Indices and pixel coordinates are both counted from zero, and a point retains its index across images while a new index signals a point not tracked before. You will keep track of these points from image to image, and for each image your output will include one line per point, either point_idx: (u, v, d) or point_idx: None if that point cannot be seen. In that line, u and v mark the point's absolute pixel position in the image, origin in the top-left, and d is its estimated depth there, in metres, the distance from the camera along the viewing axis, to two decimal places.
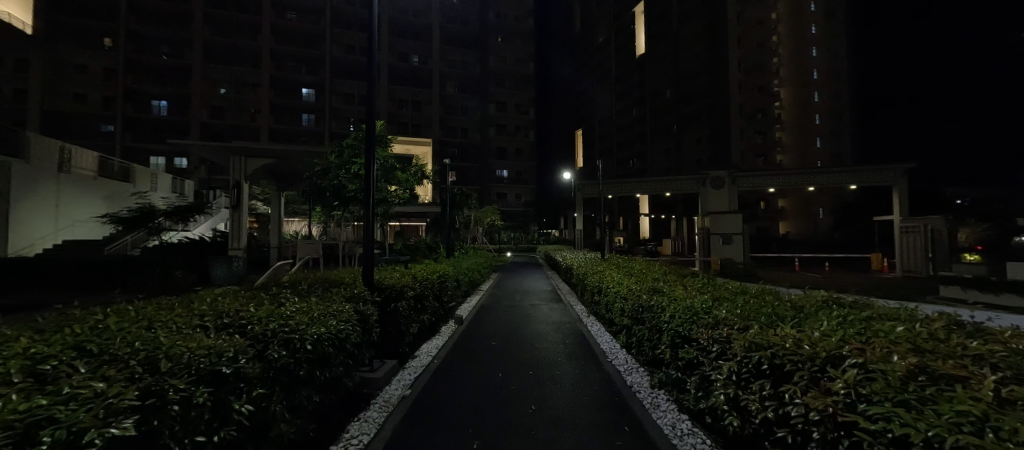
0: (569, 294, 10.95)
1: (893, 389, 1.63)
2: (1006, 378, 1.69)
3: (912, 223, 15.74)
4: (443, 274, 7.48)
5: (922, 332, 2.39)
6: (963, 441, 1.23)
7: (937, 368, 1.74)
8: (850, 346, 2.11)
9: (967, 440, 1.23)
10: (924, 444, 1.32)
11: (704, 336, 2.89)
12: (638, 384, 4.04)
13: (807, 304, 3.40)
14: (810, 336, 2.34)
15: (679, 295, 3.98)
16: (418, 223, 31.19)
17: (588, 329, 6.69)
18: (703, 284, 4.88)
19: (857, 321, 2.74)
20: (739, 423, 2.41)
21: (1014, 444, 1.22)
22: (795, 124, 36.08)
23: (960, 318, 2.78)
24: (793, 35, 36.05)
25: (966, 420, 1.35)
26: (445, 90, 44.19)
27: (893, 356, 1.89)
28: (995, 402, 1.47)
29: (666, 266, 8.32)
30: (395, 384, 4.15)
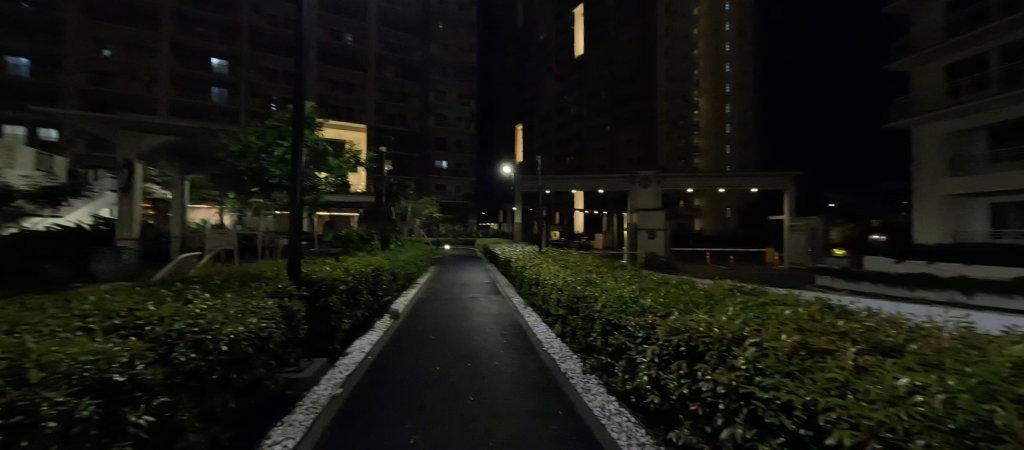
0: (507, 286, 11.13)
1: (782, 362, 1.93)
2: (860, 350, 2.08)
3: (799, 222, 18.42)
4: (380, 266, 7.18)
5: (802, 314, 2.85)
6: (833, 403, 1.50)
7: (814, 344, 2.09)
8: (747, 327, 2.45)
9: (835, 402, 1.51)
10: (804, 406, 1.60)
11: (632, 322, 3.11)
12: (571, 371, 4.26)
13: (716, 292, 3.84)
14: (718, 320, 2.66)
15: (611, 286, 4.25)
16: (351, 213, 29.34)
17: (526, 320, 6.85)
18: (631, 275, 5.27)
19: (755, 306, 3.16)
20: (658, 400, 2.69)
21: (870, 403, 1.49)
22: (710, 131, 40.38)
23: (831, 300, 3.34)
24: (710, 51, 40.46)
25: (836, 387, 1.64)
26: (382, 74, 41.92)
27: (781, 335, 2.23)
28: (853, 369, 1.81)
29: (598, 258, 8.82)
30: (325, 383, 3.90)
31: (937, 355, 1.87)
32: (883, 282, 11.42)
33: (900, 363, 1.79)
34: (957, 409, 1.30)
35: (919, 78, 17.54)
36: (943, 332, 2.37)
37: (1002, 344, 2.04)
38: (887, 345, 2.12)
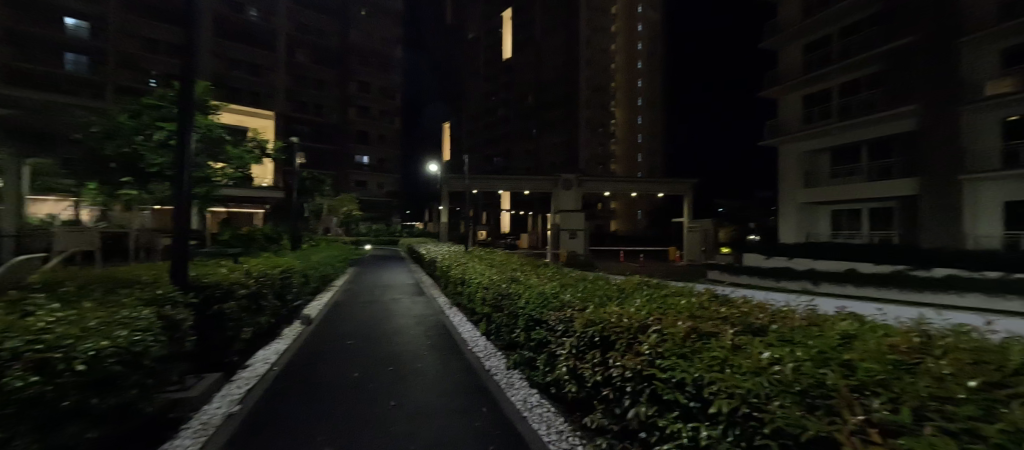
0: (432, 287, 10.86)
1: (680, 345, 2.20)
2: (737, 331, 2.46)
3: (695, 224, 20.99)
4: (290, 268, 6.51)
5: (694, 303, 3.27)
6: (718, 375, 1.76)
7: (702, 328, 2.42)
8: (650, 316, 2.75)
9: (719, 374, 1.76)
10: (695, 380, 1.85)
11: (552, 317, 3.28)
12: (495, 367, 4.32)
13: (627, 286, 4.21)
14: (628, 311, 2.93)
15: (534, 284, 4.41)
16: (254, 209, 26.15)
17: (451, 320, 6.77)
18: (553, 273, 5.52)
19: (658, 298, 3.53)
20: (575, 388, 2.87)
21: (746, 376, 1.78)
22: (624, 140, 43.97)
23: (715, 290, 3.89)
24: (625, 66, 44.14)
25: (720, 364, 1.93)
26: (294, 57, 38.09)
27: (677, 322, 2.54)
28: (732, 348, 2.13)
29: (523, 257, 9.04)
30: (218, 401, 3.43)
31: (788, 333, 2.31)
32: (756, 274, 13.82)
33: (762, 340, 2.18)
34: (801, 375, 1.66)
35: (784, 105, 21.15)
36: (793, 313, 2.92)
37: (832, 322, 2.58)
38: (757, 326, 2.53)
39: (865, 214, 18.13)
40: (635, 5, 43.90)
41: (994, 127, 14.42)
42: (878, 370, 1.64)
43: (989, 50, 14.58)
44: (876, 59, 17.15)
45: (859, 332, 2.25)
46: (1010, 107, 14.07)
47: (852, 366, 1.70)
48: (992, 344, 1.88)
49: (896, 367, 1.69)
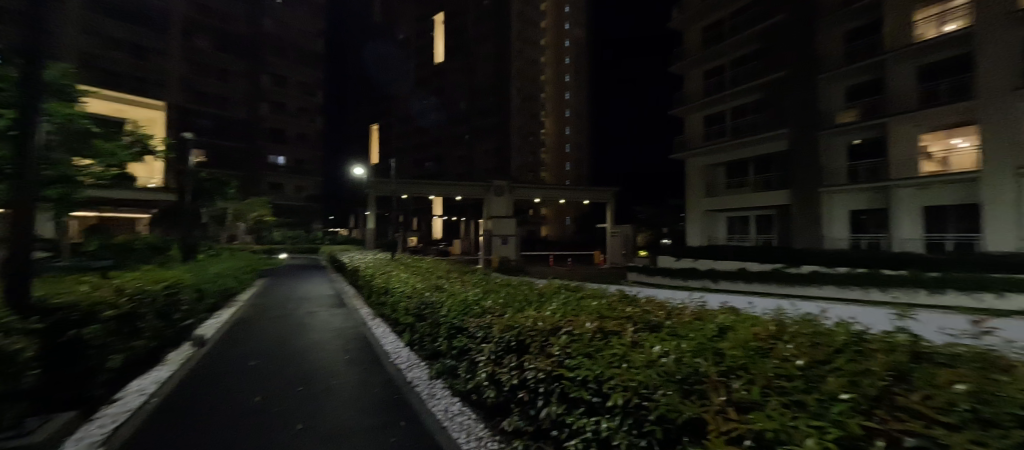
0: (355, 297, 10.21)
1: (586, 345, 2.36)
2: (639, 328, 2.70)
3: (617, 229, 22.51)
4: (178, 282, 5.67)
5: (605, 303, 3.52)
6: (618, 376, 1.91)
7: (607, 327, 2.62)
8: (563, 319, 2.90)
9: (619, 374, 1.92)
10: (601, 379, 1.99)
11: (472, 324, 3.29)
12: (417, 378, 4.19)
13: (547, 290, 4.39)
14: (544, 315, 3.05)
15: (458, 291, 4.38)
16: (136, 214, 22.38)
17: (373, 331, 6.42)
18: (478, 279, 5.52)
19: (574, 300, 3.72)
20: (494, 393, 2.90)
21: (640, 370, 1.97)
22: (553, 149, 45.90)
23: (623, 291, 4.23)
24: (554, 79, 46.28)
25: (621, 360, 2.11)
26: (193, 42, 33.65)
27: (587, 323, 2.71)
28: (630, 343, 2.34)
29: (449, 264, 8.92)
30: (72, 445, 2.85)
31: (678, 328, 2.60)
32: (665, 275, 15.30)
33: (657, 335, 2.43)
34: (682, 366, 1.90)
35: (689, 123, 23.79)
36: (683, 308, 3.30)
37: (714, 315, 2.95)
38: (655, 321, 2.81)
39: (753, 220, 20.98)
40: (563, 22, 46.40)
41: (841, 150, 17.72)
42: (741, 357, 1.93)
43: (837, 86, 17.98)
44: (758, 88, 20.12)
45: (731, 324, 2.62)
46: (851, 134, 17.44)
47: (721, 355, 1.97)
48: (823, 329, 2.31)
49: (754, 352, 2.00)
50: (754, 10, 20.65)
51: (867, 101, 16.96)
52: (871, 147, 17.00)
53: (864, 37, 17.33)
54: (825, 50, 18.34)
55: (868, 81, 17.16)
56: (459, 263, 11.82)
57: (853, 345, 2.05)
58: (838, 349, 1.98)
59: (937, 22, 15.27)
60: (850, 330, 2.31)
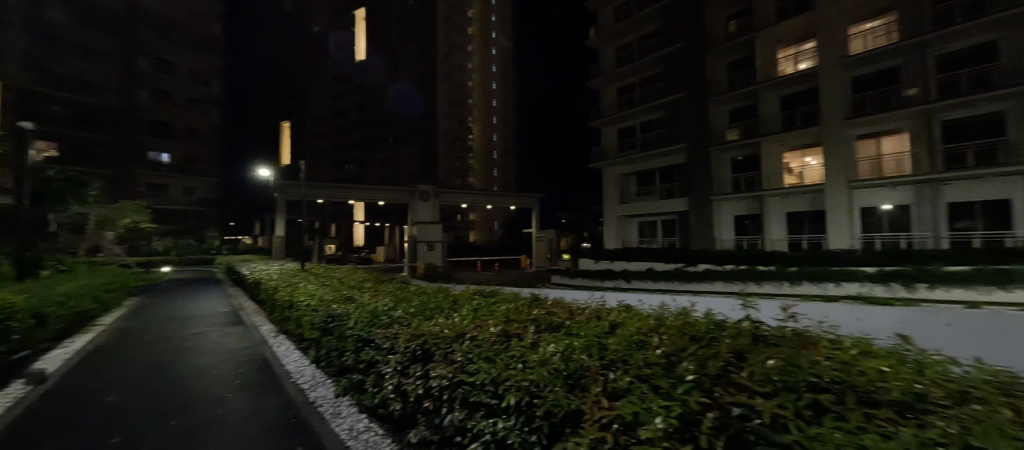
0: (255, 313, 9.15)
1: (488, 349, 2.46)
2: (540, 329, 2.87)
3: (543, 234, 23.22)
4: (6, 305, 4.60)
5: (515, 307, 3.67)
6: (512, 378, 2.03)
7: (510, 330, 2.74)
8: (471, 324, 2.98)
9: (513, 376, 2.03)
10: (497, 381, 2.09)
11: (380, 335, 3.20)
12: (321, 397, 3.90)
13: (462, 296, 4.44)
14: (452, 322, 3.09)
15: (368, 302, 4.21)
16: None
17: (274, 350, 5.82)
18: (392, 288, 5.36)
19: (486, 305, 3.81)
20: (400, 405, 2.83)
21: (532, 368, 2.11)
22: (481, 155, 46.31)
23: (536, 293, 4.46)
24: (481, 85, 46.89)
25: (517, 361, 2.23)
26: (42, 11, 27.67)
27: (492, 328, 2.81)
28: (528, 344, 2.49)
29: (364, 272, 8.51)
30: None
31: (574, 326, 2.82)
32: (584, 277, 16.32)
33: (556, 335, 2.62)
34: (568, 363, 2.08)
35: (605, 135, 25.83)
36: (586, 308, 3.59)
37: (607, 313, 3.25)
38: (555, 322, 3.01)
39: (661, 224, 23.21)
40: (489, 31, 47.29)
41: (727, 163, 20.57)
42: (621, 349, 2.18)
43: (723, 108, 20.89)
44: (662, 107, 22.55)
45: (621, 320, 2.93)
46: (735, 151, 20.33)
47: (601, 350, 2.20)
48: (686, 320, 2.71)
49: (630, 345, 2.27)
50: (657, 38, 23.31)
51: (745, 123, 19.95)
52: (749, 162, 19.99)
53: (742, 69, 20.47)
54: (713, 77, 21.30)
55: (745, 106, 20.23)
56: (376, 271, 11.29)
57: (710, 333, 2.44)
58: (698, 337, 2.35)
59: (793, 60, 18.51)
60: (712, 320, 2.75)
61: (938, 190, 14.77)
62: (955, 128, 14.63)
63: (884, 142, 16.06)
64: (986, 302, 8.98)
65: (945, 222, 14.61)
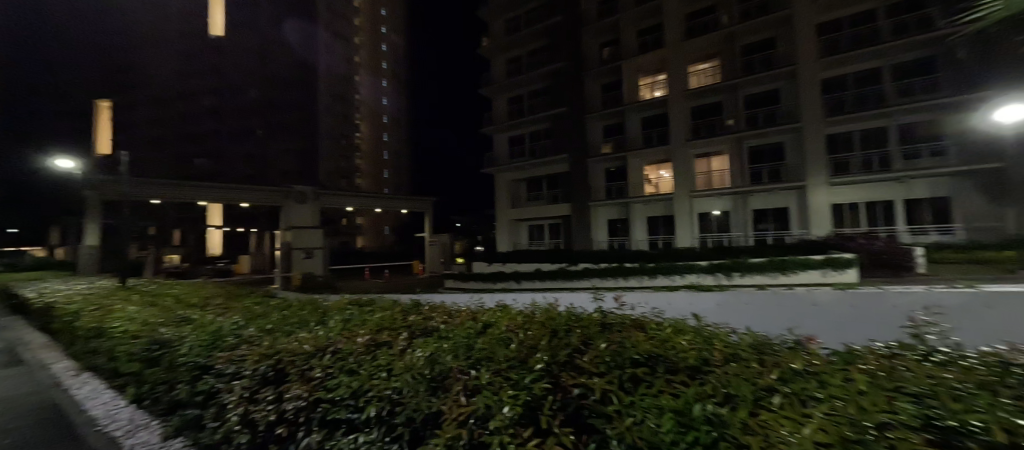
0: (43, 349, 6.93)
1: (352, 361, 2.35)
2: (414, 336, 2.85)
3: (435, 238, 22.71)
4: None
5: (391, 316, 3.58)
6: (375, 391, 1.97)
7: (380, 340, 2.66)
8: (339, 337, 2.82)
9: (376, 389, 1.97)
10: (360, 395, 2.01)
11: (223, 360, 2.77)
12: (142, 446, 3.15)
13: (333, 311, 4.17)
14: (316, 337, 2.86)
15: (214, 324, 3.62)
16: None
17: (72, 394, 4.48)
18: (251, 307, 4.75)
19: (360, 317, 3.66)
20: (247, 439, 2.47)
21: (397, 374, 2.08)
22: (370, 155, 43.42)
23: (419, 300, 4.43)
24: (370, 81, 44.12)
25: (382, 371, 2.18)
26: None
27: (359, 339, 2.69)
28: (399, 352, 2.44)
29: (213, 287, 7.28)
30: None
31: (446, 330, 2.89)
32: (473, 279, 16.78)
33: (427, 339, 2.64)
34: (431, 364, 2.12)
35: (498, 142, 26.81)
36: (465, 310, 3.71)
37: (482, 314, 3.43)
38: (429, 327, 3.02)
39: (547, 227, 25.03)
40: (379, 25, 44.94)
41: (602, 173, 23.26)
42: (486, 347, 2.31)
43: (597, 124, 23.60)
44: (548, 119, 24.45)
45: (495, 320, 3.11)
46: (608, 163, 23.14)
47: (467, 351, 2.30)
48: (548, 317, 3.04)
49: (494, 342, 2.42)
50: (544, 54, 25.20)
51: (616, 138, 22.87)
52: (619, 173, 22.94)
53: (613, 91, 23.44)
54: (591, 96, 23.93)
55: (615, 124, 23.23)
56: (232, 285, 9.67)
57: (567, 325, 2.77)
58: (556, 330, 2.64)
59: (651, 88, 22.00)
60: (571, 314, 3.13)
61: (747, 200, 19.09)
62: (756, 152, 19.12)
63: (713, 161, 20.18)
64: (770, 284, 12.00)
65: (751, 224, 18.99)
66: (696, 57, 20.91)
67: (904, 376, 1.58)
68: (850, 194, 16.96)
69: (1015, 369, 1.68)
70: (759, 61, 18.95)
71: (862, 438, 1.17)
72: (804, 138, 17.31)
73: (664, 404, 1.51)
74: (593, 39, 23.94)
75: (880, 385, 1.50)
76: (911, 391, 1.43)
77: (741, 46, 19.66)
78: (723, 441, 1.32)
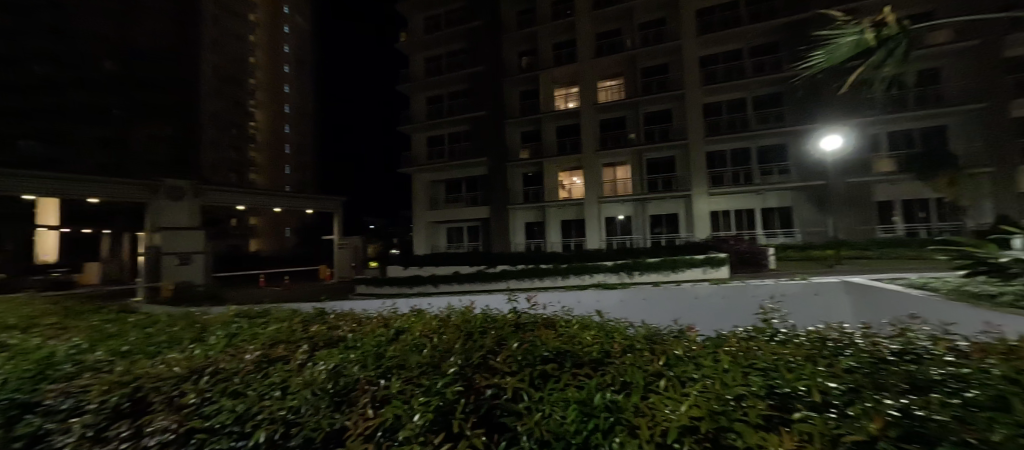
0: None
1: (238, 381, 2.07)
2: (315, 347, 2.61)
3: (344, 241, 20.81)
4: None
5: (288, 327, 3.23)
6: (267, 412, 1.76)
7: (273, 355, 2.39)
8: (220, 355, 2.45)
9: (267, 410, 1.77)
10: (247, 420, 1.77)
11: (54, 394, 2.21)
12: None
13: (215, 326, 3.62)
14: (191, 358, 2.45)
15: (40, 351, 2.86)
16: None
17: None
18: (97, 326, 3.87)
19: (250, 331, 3.24)
20: None
21: (295, 390, 1.89)
22: (267, 147, 37.90)
23: (324, 308, 4.08)
24: (268, 65, 39.21)
25: (275, 388, 1.96)
26: None
27: (247, 355, 2.38)
28: (296, 366, 2.22)
29: (34, 304, 5.72)
30: None
31: (354, 339, 2.71)
32: (388, 284, 15.90)
33: (331, 350, 2.44)
34: (334, 377, 1.97)
35: (415, 141, 25.97)
36: (377, 317, 3.52)
37: (394, 320, 3.29)
38: (334, 338, 2.79)
39: (466, 230, 25.01)
40: (280, 3, 40.21)
41: (520, 178, 24.04)
42: (398, 354, 2.22)
43: (516, 130, 24.33)
44: (467, 121, 24.45)
45: (408, 326, 3.01)
46: (525, 167, 23.99)
47: (376, 359, 2.19)
48: (463, 320, 3.05)
49: (405, 348, 2.35)
50: (464, 56, 25.18)
51: (533, 144, 23.82)
52: (536, 177, 23.91)
53: (530, 98, 24.38)
54: (510, 102, 24.60)
55: (532, 130, 24.21)
56: (68, 300, 7.72)
57: (482, 327, 2.80)
58: (471, 332, 2.66)
59: (565, 99, 23.41)
60: (486, 315, 3.17)
61: (645, 206, 21.42)
62: (652, 164, 21.57)
63: (618, 170, 22.35)
64: (663, 281, 13.60)
65: (649, 228, 21.33)
66: (604, 74, 22.84)
67: (754, 354, 1.93)
68: (723, 203, 20.22)
69: (828, 342, 2.16)
70: (655, 83, 21.44)
71: (724, 408, 1.40)
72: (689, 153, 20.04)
73: (570, 397, 1.61)
74: (511, 46, 24.64)
75: (738, 362, 1.81)
76: (758, 364, 1.76)
77: (641, 68, 22.01)
78: (619, 424, 1.46)
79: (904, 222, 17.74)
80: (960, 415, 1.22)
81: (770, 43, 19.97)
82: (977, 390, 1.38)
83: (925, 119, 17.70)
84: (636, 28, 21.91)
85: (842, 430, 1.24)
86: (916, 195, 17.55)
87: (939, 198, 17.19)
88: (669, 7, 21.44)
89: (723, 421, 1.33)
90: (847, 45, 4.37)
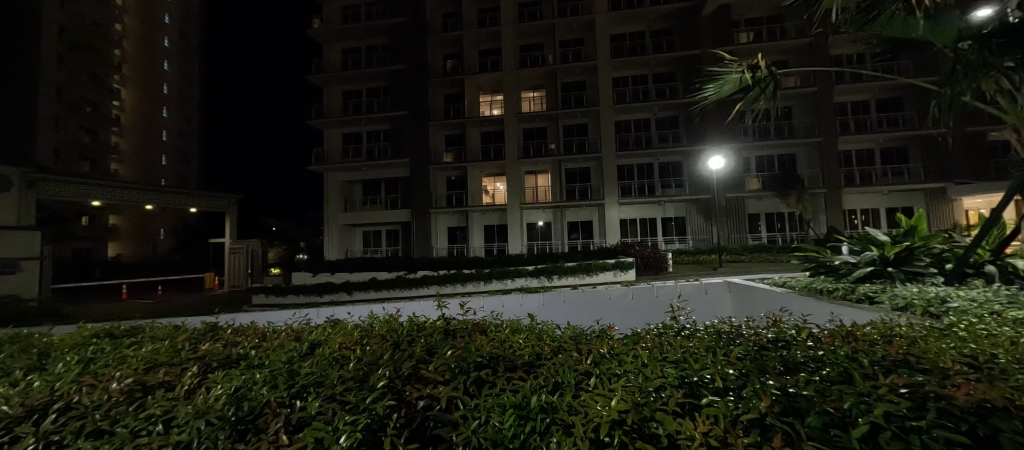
0: None
1: (97, 421, 1.67)
2: (203, 369, 2.23)
3: (238, 245, 18.16)
4: None
5: (168, 346, 2.71)
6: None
7: (149, 382, 2.00)
8: (72, 386, 1.98)
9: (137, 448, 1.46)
10: None
11: None
12: None
13: (56, 350, 2.92)
14: (22, 393, 1.94)
15: None
16: None
17: None
18: None
19: (114, 353, 2.69)
20: None
21: (178, 425, 1.58)
22: (135, 134, 31.20)
23: (218, 322, 3.55)
24: (140, 34, 32.28)
25: (150, 424, 1.64)
26: None
27: (112, 384, 1.95)
28: (182, 395, 1.88)
29: None
30: None
31: (257, 357, 2.38)
32: (293, 292, 14.29)
33: (229, 371, 2.12)
34: (229, 403, 1.71)
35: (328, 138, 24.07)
36: (286, 330, 3.14)
37: (304, 333, 2.97)
38: (232, 355, 2.42)
39: (384, 233, 23.95)
40: None
41: (443, 181, 23.68)
42: (314, 371, 2.00)
43: (440, 133, 23.97)
44: (387, 120, 23.33)
45: (324, 338, 2.74)
46: (449, 171, 23.68)
47: (276, 382, 1.91)
48: (388, 328, 2.90)
49: (320, 365, 2.11)
50: (384, 52, 24.05)
51: (456, 149, 23.64)
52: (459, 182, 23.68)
53: (454, 102, 24.21)
54: (433, 104, 24.11)
55: (456, 134, 24.02)
56: None
57: (409, 336, 2.69)
58: (399, 342, 2.53)
59: (489, 106, 23.82)
60: (414, 323, 3.03)
61: (564, 213, 22.66)
62: (570, 174, 22.97)
63: (539, 178, 23.22)
64: (580, 284, 14.49)
65: (567, 234, 22.66)
66: (527, 85, 23.68)
67: (667, 349, 2.13)
68: (629, 211, 22.53)
69: (723, 335, 2.49)
70: (574, 98, 22.91)
71: (646, 400, 1.54)
72: (602, 165, 21.81)
73: (506, 401, 1.62)
74: (436, 47, 24.24)
75: (655, 357, 1.98)
76: (671, 357, 1.96)
77: (561, 83, 23.32)
78: (553, 425, 1.50)
79: (767, 231, 21.46)
80: (820, 388, 1.51)
81: (668, 72, 22.78)
82: (829, 368, 1.72)
83: (782, 147, 21.70)
84: (557, 45, 23.21)
85: (739, 410, 1.44)
86: (775, 210, 21.39)
87: (790, 213, 21.23)
88: (586, 29, 23.14)
89: (645, 411, 1.46)
90: (731, 81, 5.23)
